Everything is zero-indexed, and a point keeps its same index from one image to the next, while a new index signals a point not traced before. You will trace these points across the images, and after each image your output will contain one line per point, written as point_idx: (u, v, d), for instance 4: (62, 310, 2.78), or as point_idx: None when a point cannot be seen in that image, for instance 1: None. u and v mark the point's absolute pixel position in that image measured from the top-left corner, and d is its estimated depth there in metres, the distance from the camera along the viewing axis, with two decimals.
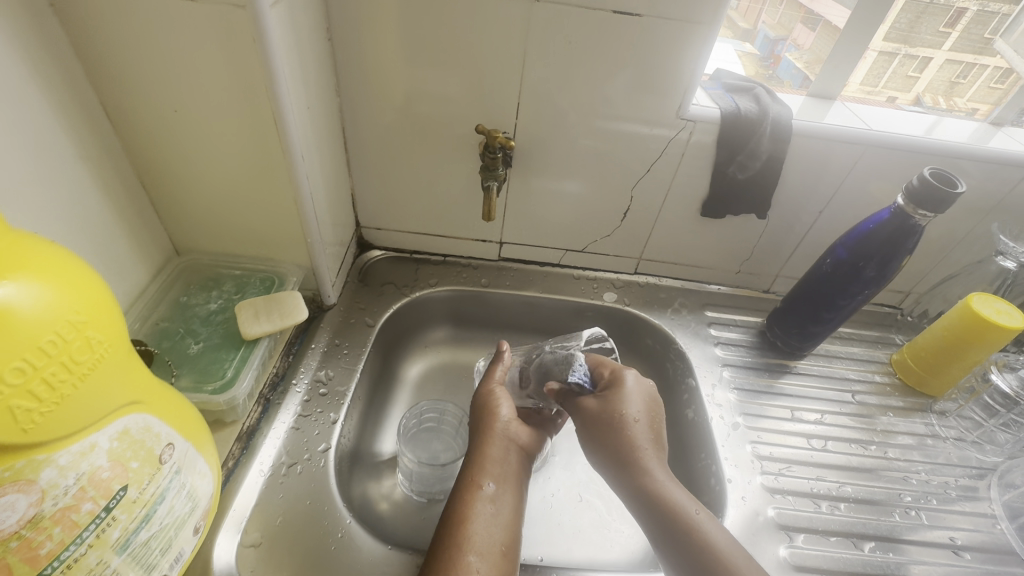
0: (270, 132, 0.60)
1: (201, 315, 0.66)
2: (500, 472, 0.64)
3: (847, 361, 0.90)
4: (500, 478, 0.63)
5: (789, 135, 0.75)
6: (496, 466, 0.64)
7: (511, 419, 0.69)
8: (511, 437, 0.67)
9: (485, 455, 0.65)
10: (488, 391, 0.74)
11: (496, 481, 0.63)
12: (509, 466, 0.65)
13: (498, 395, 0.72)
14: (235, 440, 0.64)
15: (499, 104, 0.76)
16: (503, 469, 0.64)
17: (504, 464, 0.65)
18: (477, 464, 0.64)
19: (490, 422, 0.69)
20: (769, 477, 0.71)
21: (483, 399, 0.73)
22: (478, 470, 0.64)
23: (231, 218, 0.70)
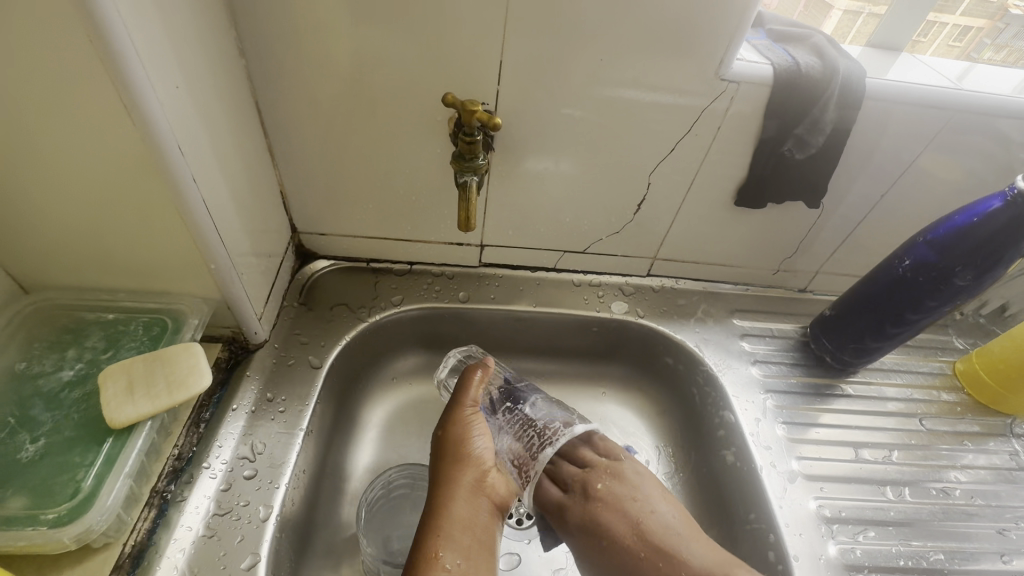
0: (123, 110, 0.39)
1: (46, 393, 0.46)
2: (469, 542, 0.49)
3: (906, 375, 0.75)
4: (469, 550, 0.48)
5: (861, 98, 0.58)
6: (465, 534, 0.49)
7: (488, 464, 0.54)
8: (486, 491, 0.52)
9: (451, 517, 0.50)
10: (461, 416, 0.57)
11: (463, 555, 0.48)
12: (480, 532, 0.50)
13: (474, 424, 0.56)
14: (112, 571, 0.43)
15: (473, 62, 0.55)
16: (474, 537, 0.49)
17: (474, 529, 0.50)
18: (441, 529, 0.49)
19: (460, 467, 0.53)
20: (844, 549, 0.58)
21: (453, 426, 0.56)
22: (442, 541, 0.48)
23: (91, 241, 0.48)
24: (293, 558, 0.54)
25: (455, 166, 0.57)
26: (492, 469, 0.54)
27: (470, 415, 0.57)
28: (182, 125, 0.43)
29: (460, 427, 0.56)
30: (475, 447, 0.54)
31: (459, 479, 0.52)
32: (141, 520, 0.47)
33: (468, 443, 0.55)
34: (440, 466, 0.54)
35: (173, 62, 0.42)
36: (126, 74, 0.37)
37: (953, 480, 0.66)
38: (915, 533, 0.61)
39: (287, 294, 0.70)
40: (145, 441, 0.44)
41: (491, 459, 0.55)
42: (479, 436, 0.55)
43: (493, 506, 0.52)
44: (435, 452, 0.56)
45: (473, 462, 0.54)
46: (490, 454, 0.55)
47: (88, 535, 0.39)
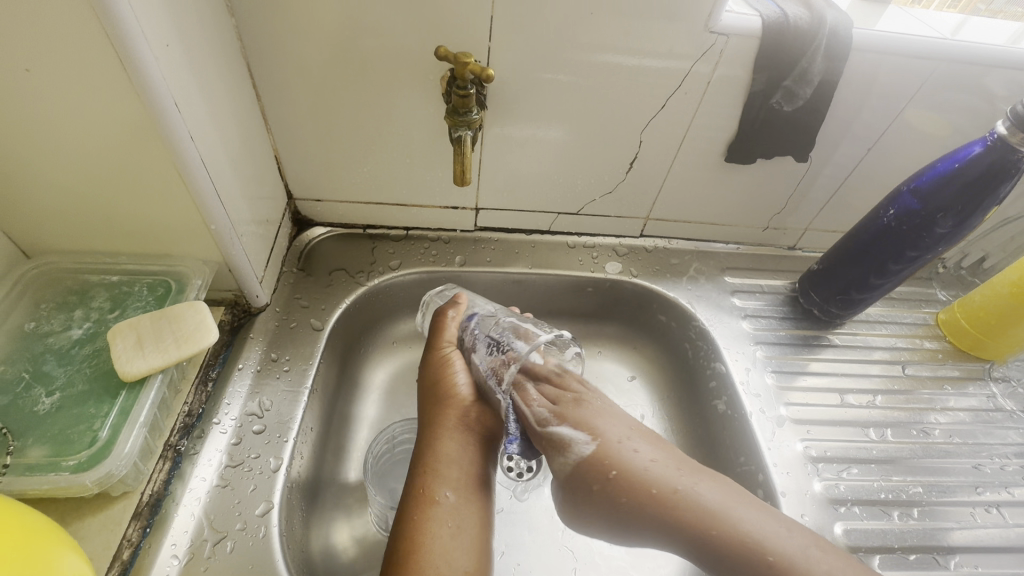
0: (116, 64, 0.39)
1: (57, 351, 0.47)
2: (459, 473, 0.52)
3: (890, 325, 0.77)
4: (459, 481, 0.51)
5: (848, 49, 0.58)
6: (454, 466, 0.52)
7: (472, 399, 0.57)
8: (471, 425, 0.55)
9: (438, 456, 0.53)
10: (438, 358, 0.60)
11: (454, 487, 0.51)
12: (470, 461, 0.53)
13: (452, 364, 0.59)
14: (133, 517, 0.45)
15: (464, 20, 0.55)
16: (462, 469, 0.52)
17: (462, 462, 0.52)
18: (429, 467, 0.52)
19: (442, 409, 0.56)
20: (829, 485, 0.61)
21: (434, 372, 0.60)
22: (432, 477, 0.51)
23: (92, 203, 0.48)
24: (304, 507, 0.56)
25: (449, 121, 0.57)
26: (475, 404, 0.57)
27: (449, 356, 0.60)
28: (175, 81, 0.43)
29: (441, 370, 0.59)
30: (456, 387, 0.57)
31: (443, 418, 0.55)
32: (157, 471, 0.48)
33: (449, 384, 0.58)
34: (427, 410, 0.58)
35: (163, 16, 0.41)
36: (118, 25, 0.37)
37: (934, 421, 0.69)
38: (895, 469, 0.64)
39: (286, 260, 0.71)
40: (157, 394, 0.46)
41: (473, 396, 0.57)
42: (459, 375, 0.58)
43: (483, 438, 0.55)
44: (422, 398, 0.59)
45: (455, 399, 0.57)
46: (470, 391, 0.58)
47: (108, 480, 0.41)
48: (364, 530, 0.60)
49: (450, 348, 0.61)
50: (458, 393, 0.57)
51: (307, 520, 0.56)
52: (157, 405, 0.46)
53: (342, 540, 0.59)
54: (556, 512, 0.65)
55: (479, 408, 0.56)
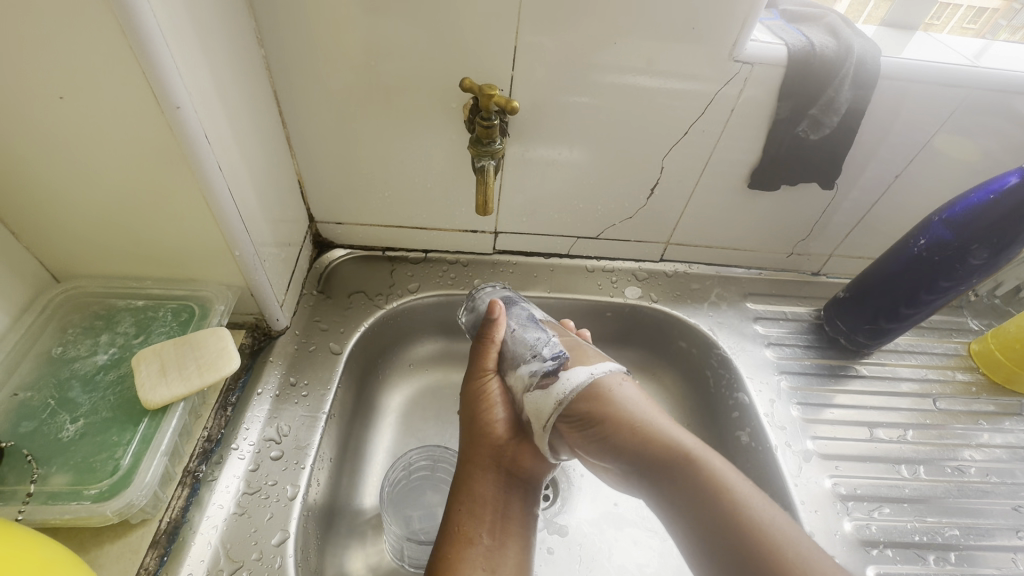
0: (150, 94, 0.40)
1: (83, 375, 0.47)
2: (493, 517, 0.52)
3: (920, 356, 0.75)
4: (493, 524, 0.51)
5: (875, 77, 0.58)
6: (488, 509, 0.52)
7: (506, 432, 0.54)
8: (507, 462, 0.54)
9: (472, 494, 0.52)
10: (478, 385, 0.56)
11: (487, 530, 0.51)
12: (504, 506, 0.52)
13: (491, 398, 0.55)
14: (151, 546, 0.45)
15: (488, 50, 0.56)
16: (498, 512, 0.52)
17: (497, 504, 0.52)
18: (463, 506, 0.52)
19: (476, 442, 0.55)
20: (859, 525, 0.59)
21: (471, 400, 0.56)
22: (466, 517, 0.51)
23: (122, 230, 0.49)
24: (319, 535, 0.55)
25: (472, 151, 0.57)
26: (513, 442, 0.54)
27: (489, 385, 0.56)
28: (206, 112, 0.44)
29: (475, 400, 0.56)
30: (492, 418, 0.55)
31: (476, 452, 0.54)
32: (176, 498, 0.48)
33: (483, 414, 0.55)
34: (461, 442, 0.56)
35: (197, 49, 0.42)
36: (154, 59, 0.38)
37: (969, 458, 0.66)
38: (929, 509, 0.61)
39: (306, 282, 0.72)
40: (179, 421, 0.46)
41: (512, 432, 0.55)
42: (495, 406, 0.55)
43: (518, 478, 0.54)
44: (459, 424, 0.57)
45: (491, 436, 0.54)
46: (508, 427, 0.55)
47: (128, 509, 0.40)
48: (379, 559, 0.59)
49: (490, 377, 0.56)
50: (496, 426, 0.54)
51: (322, 548, 0.56)
52: (178, 432, 0.46)
53: (357, 569, 0.58)
54: (575, 543, 0.64)
55: (516, 448, 0.54)
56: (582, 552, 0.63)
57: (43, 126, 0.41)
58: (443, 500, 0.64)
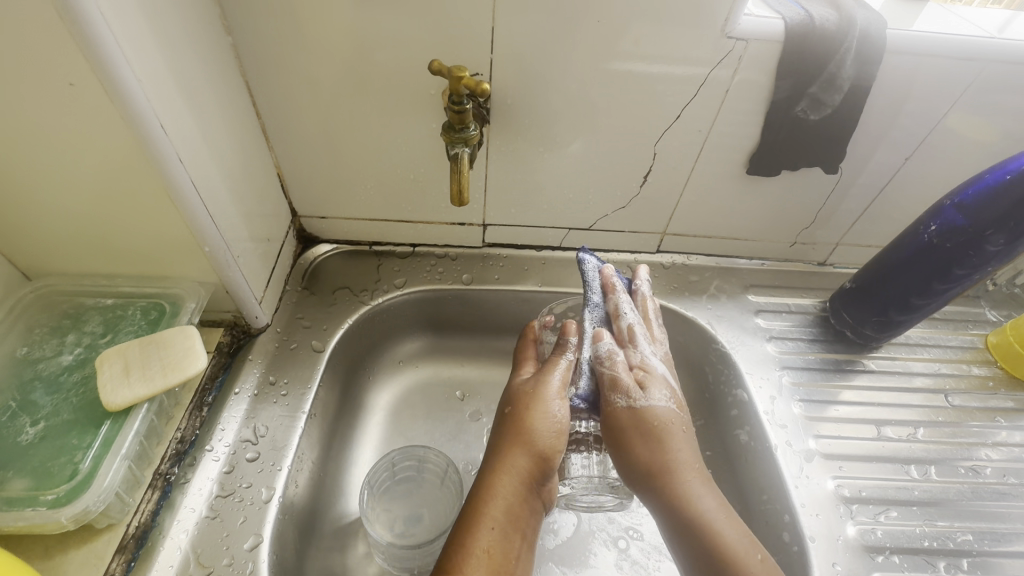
0: (98, 85, 0.38)
1: (47, 377, 0.46)
2: (510, 528, 0.48)
3: (933, 349, 0.71)
4: (511, 533, 0.48)
5: (880, 51, 0.54)
6: (509, 518, 0.49)
7: (547, 445, 0.51)
8: (538, 481, 0.51)
9: (500, 498, 0.49)
10: (539, 384, 0.55)
11: (512, 548, 0.48)
12: (523, 519, 0.50)
13: (556, 398, 0.54)
14: (118, 551, 0.44)
15: (466, 32, 0.53)
16: (513, 521, 0.49)
17: (517, 514, 0.49)
18: (488, 514, 0.48)
19: (514, 450, 0.51)
20: (864, 529, 0.56)
21: (530, 399, 0.54)
22: (486, 522, 0.48)
23: (86, 226, 0.48)
24: (298, 538, 0.54)
25: (445, 139, 0.55)
26: (552, 453, 0.52)
27: (555, 393, 0.54)
28: (163, 100, 0.42)
29: (535, 408, 0.53)
30: (547, 428, 0.52)
31: (510, 462, 0.51)
32: (145, 502, 0.47)
33: (539, 420, 0.52)
34: (501, 436, 0.53)
35: (149, 34, 0.40)
36: (95, 42, 0.36)
37: (985, 458, 0.62)
38: (941, 513, 0.58)
39: (290, 278, 0.70)
40: (143, 424, 0.44)
41: (557, 441, 0.52)
42: (555, 408, 0.53)
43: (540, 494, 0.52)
44: (501, 420, 0.55)
45: (539, 446, 0.51)
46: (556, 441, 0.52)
47: (85, 515, 0.39)
48: (362, 562, 0.58)
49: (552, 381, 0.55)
50: (550, 422, 0.52)
51: (300, 552, 0.54)
52: (143, 434, 0.44)
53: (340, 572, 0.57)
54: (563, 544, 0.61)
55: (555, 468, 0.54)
56: (566, 552, 0.61)
57: None
58: (429, 500, 0.62)
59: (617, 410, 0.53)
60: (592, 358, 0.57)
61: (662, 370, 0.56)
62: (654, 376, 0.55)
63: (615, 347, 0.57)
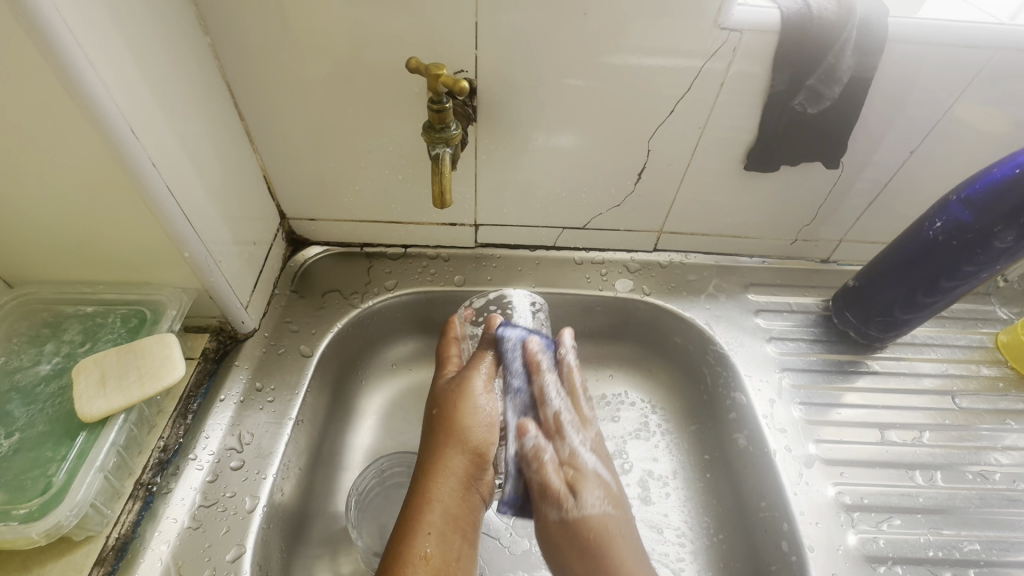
0: (65, 90, 0.37)
1: (24, 387, 0.46)
2: (448, 529, 0.50)
3: (941, 349, 0.69)
4: (450, 537, 0.50)
5: (882, 40, 0.51)
6: (445, 521, 0.50)
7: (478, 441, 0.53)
8: (474, 480, 0.53)
9: (435, 503, 0.51)
10: (456, 382, 0.57)
11: (449, 549, 0.49)
12: (462, 520, 0.51)
13: (477, 399, 0.55)
14: (96, 563, 0.43)
15: (449, 28, 0.51)
16: (452, 524, 0.50)
17: (455, 516, 0.51)
18: (425, 520, 0.50)
19: (448, 450, 0.53)
20: (865, 538, 0.54)
21: (450, 402, 0.55)
22: (423, 525, 0.50)
23: (64, 234, 0.47)
24: (285, 546, 0.53)
25: (427, 138, 0.53)
26: (483, 449, 0.54)
27: (480, 388, 0.56)
28: (133, 104, 0.41)
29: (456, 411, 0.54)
30: (476, 426, 0.54)
31: (443, 463, 0.52)
32: (126, 513, 0.46)
33: (467, 417, 0.54)
34: (430, 436, 0.55)
35: (117, 36, 0.39)
36: (55, 45, 0.35)
37: (994, 463, 0.60)
38: (947, 521, 0.56)
39: (279, 281, 0.69)
40: (119, 434, 0.44)
41: (487, 434, 0.54)
42: (482, 404, 0.55)
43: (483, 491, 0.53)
44: (428, 423, 0.56)
45: (466, 444, 0.53)
46: (489, 432, 0.54)
47: (57, 530, 0.39)
48: (352, 569, 0.57)
49: (472, 372, 0.57)
50: (468, 425, 0.54)
51: (288, 561, 0.54)
52: (119, 445, 0.44)
53: None
54: None
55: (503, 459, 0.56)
56: None
57: None
58: None
59: (549, 521, 0.53)
60: (557, 363, 0.60)
61: (593, 464, 0.56)
62: (581, 461, 0.55)
63: (542, 442, 0.55)
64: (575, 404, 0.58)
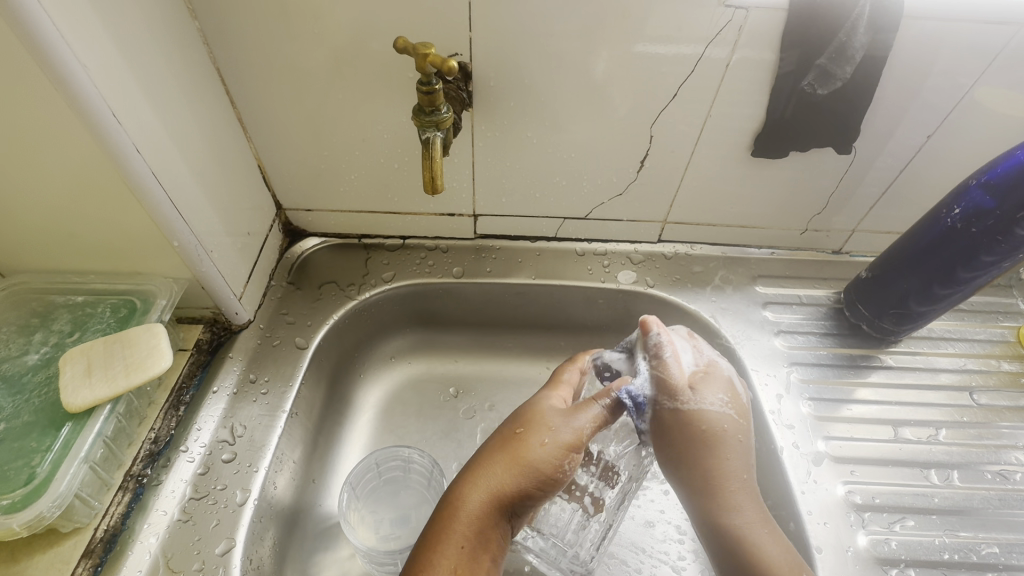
0: (43, 74, 0.36)
1: (11, 377, 0.45)
2: (477, 552, 0.44)
3: (958, 343, 0.66)
4: (477, 566, 0.44)
5: (897, 16, 0.49)
6: (477, 544, 0.45)
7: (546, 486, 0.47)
8: (518, 509, 0.47)
9: (470, 523, 0.45)
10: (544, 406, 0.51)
11: (476, 575, 0.44)
12: (492, 548, 0.45)
13: (567, 426, 0.48)
14: (84, 555, 0.43)
15: (442, 10, 0.50)
16: (477, 546, 0.45)
17: (489, 544, 0.45)
18: (457, 533, 0.45)
19: (506, 468, 0.46)
20: (877, 540, 0.52)
21: (535, 423, 0.49)
22: (454, 539, 0.44)
23: (50, 222, 0.46)
24: (278, 541, 0.52)
25: (417, 123, 0.52)
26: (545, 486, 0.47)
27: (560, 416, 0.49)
28: (114, 87, 0.40)
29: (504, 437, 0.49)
30: (534, 446, 0.47)
31: (479, 479, 0.47)
32: (115, 505, 0.46)
33: (539, 438, 0.48)
34: (494, 448, 0.49)
35: (96, 19, 0.38)
36: (32, 27, 0.34)
37: (1014, 462, 0.58)
38: (963, 522, 0.54)
39: (275, 273, 0.68)
40: (105, 425, 0.44)
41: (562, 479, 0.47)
42: (562, 430, 0.48)
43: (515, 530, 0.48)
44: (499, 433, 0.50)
45: (536, 474, 0.46)
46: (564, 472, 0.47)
47: (39, 522, 0.39)
48: (347, 564, 0.56)
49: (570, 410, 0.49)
50: (545, 452, 0.47)
51: (281, 555, 0.53)
52: (106, 436, 0.44)
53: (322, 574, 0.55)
54: None
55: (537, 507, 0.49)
56: None
57: None
58: (417, 501, 0.60)
59: (663, 412, 0.50)
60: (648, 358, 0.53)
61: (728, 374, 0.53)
62: (713, 404, 0.50)
63: (665, 342, 0.53)
64: (697, 377, 0.52)
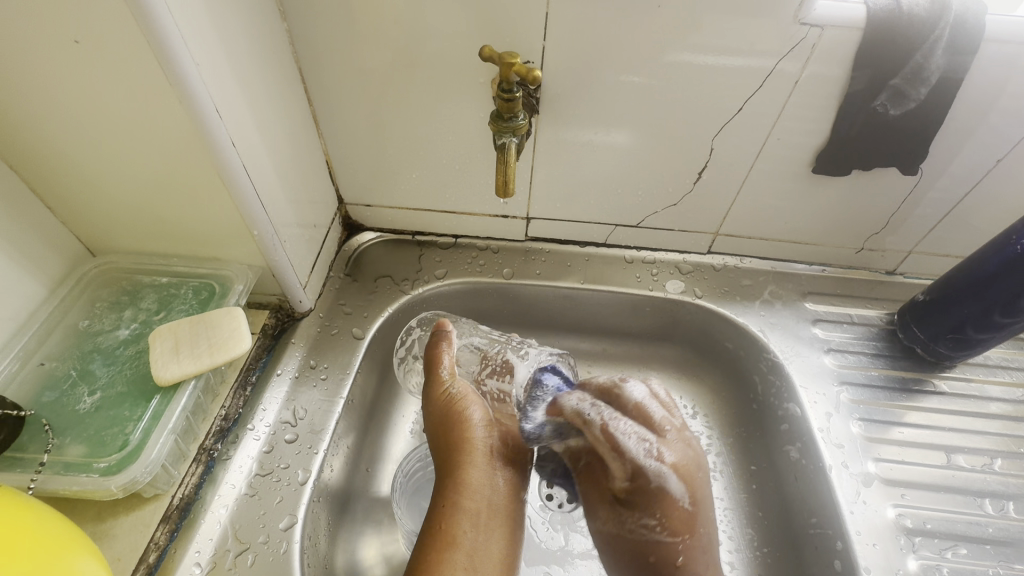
0: (160, 72, 0.39)
1: (105, 349, 0.49)
2: (485, 519, 0.50)
3: (1016, 373, 0.64)
4: (486, 527, 0.49)
5: (978, 38, 0.48)
6: (482, 512, 0.50)
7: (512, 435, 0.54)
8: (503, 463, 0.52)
9: (468, 494, 0.50)
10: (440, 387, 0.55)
11: (484, 535, 0.49)
12: (499, 509, 0.51)
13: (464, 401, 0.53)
14: (162, 520, 0.46)
15: (519, 19, 0.51)
16: (488, 508, 0.50)
17: (494, 506, 0.50)
18: (458, 504, 0.49)
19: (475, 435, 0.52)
20: (927, 565, 0.52)
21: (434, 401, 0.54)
22: (456, 509, 0.49)
23: (145, 207, 0.50)
24: (332, 521, 0.55)
25: (493, 127, 0.53)
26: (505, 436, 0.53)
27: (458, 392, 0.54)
28: (217, 85, 0.43)
29: (468, 401, 0.54)
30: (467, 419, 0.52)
31: (473, 444, 0.52)
32: (189, 475, 0.49)
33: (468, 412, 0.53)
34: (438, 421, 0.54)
35: (207, 20, 0.41)
36: (157, 29, 0.37)
37: None
38: (1017, 554, 0.53)
39: (334, 264, 0.71)
40: (189, 399, 0.47)
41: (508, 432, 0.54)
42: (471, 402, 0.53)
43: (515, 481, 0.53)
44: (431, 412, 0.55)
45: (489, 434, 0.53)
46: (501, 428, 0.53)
47: (133, 485, 0.42)
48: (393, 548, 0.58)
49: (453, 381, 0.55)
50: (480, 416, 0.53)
51: (334, 534, 0.55)
52: (189, 410, 0.47)
53: (370, 556, 0.57)
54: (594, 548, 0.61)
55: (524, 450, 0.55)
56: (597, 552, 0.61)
57: (63, 102, 0.41)
58: None
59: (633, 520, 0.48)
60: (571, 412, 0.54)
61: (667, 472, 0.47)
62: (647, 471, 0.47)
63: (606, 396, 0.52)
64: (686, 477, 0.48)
